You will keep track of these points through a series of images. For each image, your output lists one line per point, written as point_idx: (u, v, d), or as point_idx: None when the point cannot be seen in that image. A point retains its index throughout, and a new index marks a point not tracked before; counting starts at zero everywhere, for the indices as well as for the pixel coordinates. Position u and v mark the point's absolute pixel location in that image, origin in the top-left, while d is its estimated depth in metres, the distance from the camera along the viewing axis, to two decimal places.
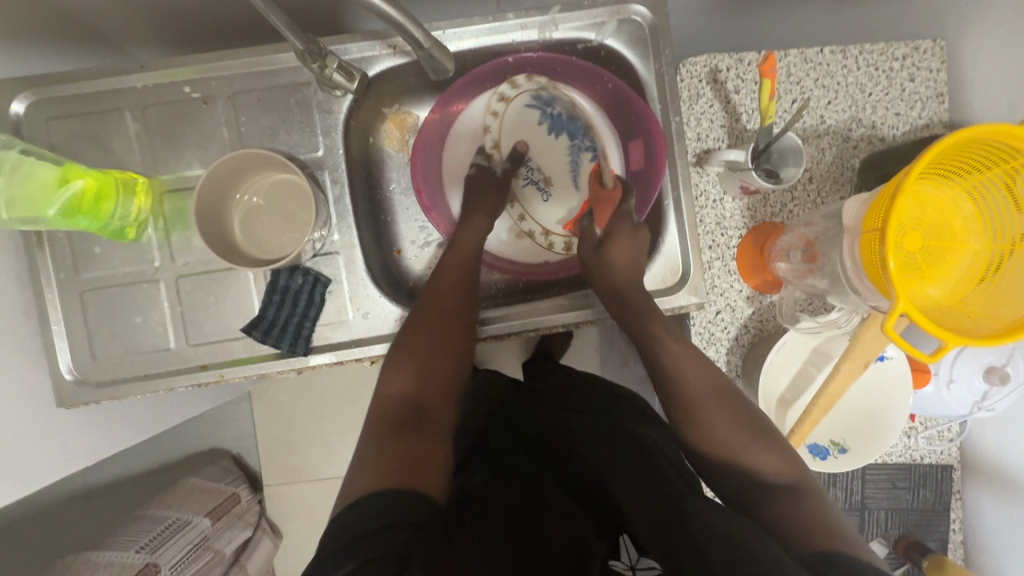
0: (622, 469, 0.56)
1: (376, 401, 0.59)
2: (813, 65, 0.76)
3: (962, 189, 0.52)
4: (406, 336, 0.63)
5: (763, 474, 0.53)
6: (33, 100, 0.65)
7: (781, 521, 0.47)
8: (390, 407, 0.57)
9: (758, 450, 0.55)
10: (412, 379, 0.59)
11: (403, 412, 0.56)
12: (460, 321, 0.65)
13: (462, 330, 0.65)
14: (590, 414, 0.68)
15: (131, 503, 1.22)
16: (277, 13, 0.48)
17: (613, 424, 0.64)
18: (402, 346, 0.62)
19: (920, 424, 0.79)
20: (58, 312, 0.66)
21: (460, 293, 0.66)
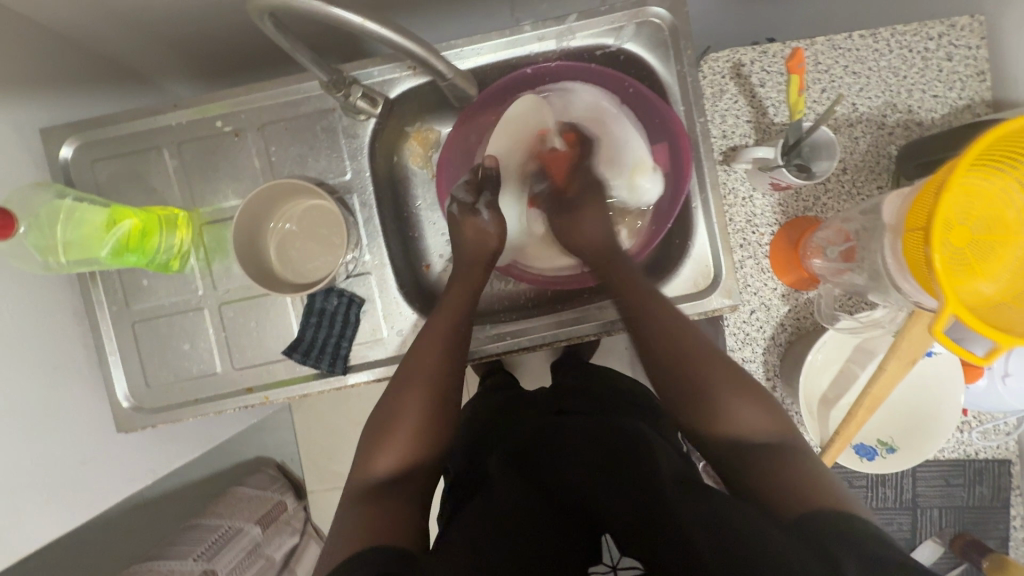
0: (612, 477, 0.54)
1: (359, 480, 0.56)
2: (841, 52, 0.74)
3: (1013, 178, 0.50)
4: (388, 406, 0.60)
5: (746, 434, 0.55)
6: (78, 144, 0.68)
7: (762, 486, 0.49)
8: (376, 481, 0.55)
9: (745, 409, 0.56)
10: (397, 450, 0.57)
11: (381, 491, 0.54)
12: (445, 388, 0.61)
13: (445, 400, 0.61)
14: (582, 413, 0.69)
15: (186, 514, 1.28)
16: (301, 52, 0.50)
17: (604, 421, 0.64)
18: (384, 417, 0.60)
19: (974, 419, 0.75)
20: (112, 344, 0.69)
21: (444, 359, 0.62)
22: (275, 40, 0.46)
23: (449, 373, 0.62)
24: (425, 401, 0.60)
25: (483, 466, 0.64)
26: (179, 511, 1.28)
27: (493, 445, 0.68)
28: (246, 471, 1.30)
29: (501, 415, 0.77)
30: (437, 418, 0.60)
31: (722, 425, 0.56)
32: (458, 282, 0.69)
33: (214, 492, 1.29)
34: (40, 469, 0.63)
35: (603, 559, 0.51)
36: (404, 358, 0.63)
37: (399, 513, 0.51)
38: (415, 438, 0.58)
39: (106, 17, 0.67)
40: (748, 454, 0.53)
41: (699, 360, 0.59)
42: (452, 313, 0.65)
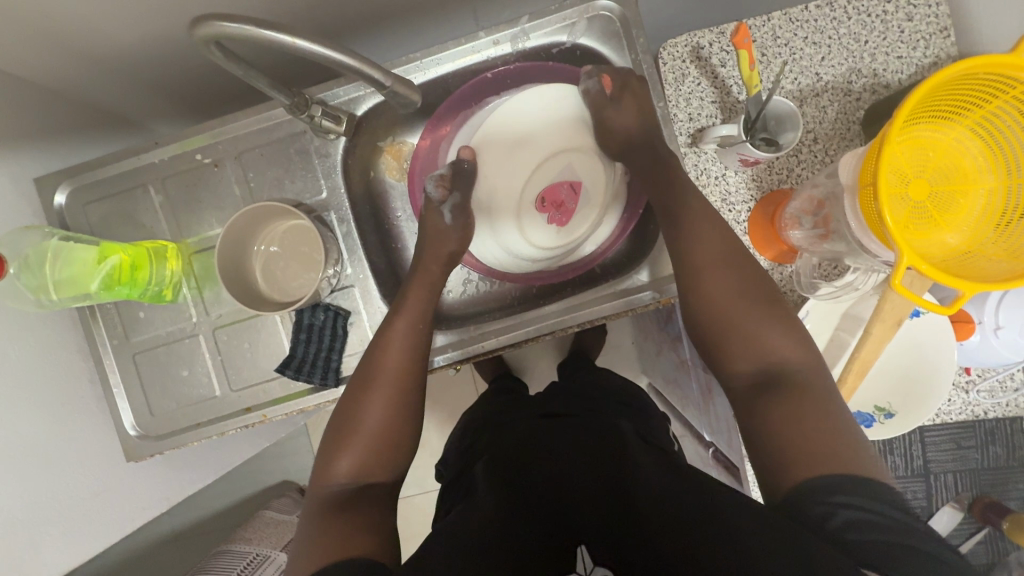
0: (595, 477, 0.57)
1: (318, 486, 0.59)
2: (799, 24, 0.74)
3: (965, 127, 0.50)
4: (348, 413, 0.62)
5: (776, 365, 0.57)
6: (71, 190, 0.72)
7: (778, 436, 0.51)
8: (334, 491, 0.57)
9: (777, 333, 0.58)
10: (354, 459, 0.59)
11: (342, 498, 0.56)
12: (404, 391, 0.64)
13: (405, 404, 0.63)
14: (568, 413, 0.73)
15: (212, 542, 1.31)
16: (259, 79, 0.52)
17: (588, 422, 0.69)
18: (344, 423, 0.62)
19: (977, 376, 0.70)
20: (115, 376, 0.72)
21: (403, 368, 0.64)
22: (228, 69, 0.49)
23: (409, 377, 0.64)
24: (383, 406, 0.62)
25: (471, 477, 0.68)
26: (206, 539, 1.31)
27: (481, 451, 0.72)
28: (266, 495, 1.32)
29: (497, 416, 0.81)
30: (396, 421, 0.62)
31: (742, 357, 0.58)
32: (418, 283, 0.70)
33: (238, 518, 1.32)
34: (55, 502, 0.66)
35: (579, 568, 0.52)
36: (364, 361, 0.65)
37: (366, 521, 0.53)
38: (373, 446, 0.60)
39: (86, 68, 0.71)
40: (766, 394, 0.55)
41: (730, 302, 0.60)
42: (410, 316, 0.67)
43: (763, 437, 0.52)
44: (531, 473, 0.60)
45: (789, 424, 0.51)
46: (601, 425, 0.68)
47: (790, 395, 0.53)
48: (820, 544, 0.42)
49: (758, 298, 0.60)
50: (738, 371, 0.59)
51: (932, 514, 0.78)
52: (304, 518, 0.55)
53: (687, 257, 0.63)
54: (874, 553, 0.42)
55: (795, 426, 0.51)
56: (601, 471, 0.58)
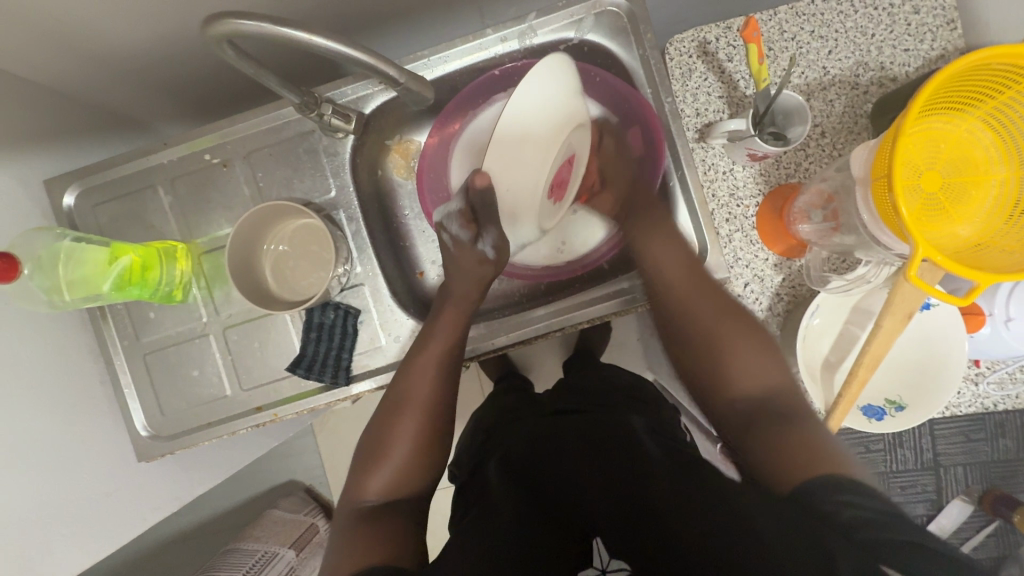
0: (607, 488, 0.57)
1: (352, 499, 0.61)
2: (806, 18, 0.74)
3: (977, 118, 0.50)
4: (383, 430, 0.64)
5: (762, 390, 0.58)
6: (80, 191, 0.72)
7: (761, 456, 0.52)
8: (367, 505, 0.59)
9: (759, 359, 0.60)
10: (387, 478, 0.61)
11: (371, 515, 0.57)
12: (435, 417, 0.65)
13: (434, 430, 0.64)
14: (585, 410, 0.73)
15: (221, 543, 1.31)
16: (269, 77, 0.52)
17: (605, 418, 0.68)
18: (377, 442, 0.64)
19: (987, 368, 0.71)
20: (126, 376, 0.73)
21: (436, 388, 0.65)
22: (240, 67, 0.49)
23: (440, 403, 0.65)
24: (415, 429, 0.63)
25: (486, 474, 0.68)
26: (214, 539, 1.31)
27: (494, 449, 0.72)
28: (273, 494, 1.32)
29: (511, 413, 0.81)
30: (427, 446, 0.64)
31: (731, 377, 0.60)
32: (450, 305, 0.69)
33: (246, 518, 1.32)
34: (68, 502, 0.66)
35: (595, 564, 0.53)
36: (396, 383, 0.66)
37: (388, 537, 0.54)
38: (405, 464, 0.62)
39: (95, 69, 0.71)
40: (762, 418, 0.55)
41: (717, 327, 0.63)
42: (445, 337, 0.67)
43: (760, 459, 0.52)
44: (544, 476, 0.63)
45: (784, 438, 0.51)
46: (616, 424, 0.67)
47: (770, 418, 0.54)
48: (837, 543, 0.41)
49: (743, 323, 0.63)
50: (733, 397, 0.59)
51: (941, 508, 0.78)
52: (337, 531, 0.57)
53: (664, 280, 0.66)
54: (893, 552, 0.39)
55: (785, 440, 0.51)
56: (614, 472, 0.57)
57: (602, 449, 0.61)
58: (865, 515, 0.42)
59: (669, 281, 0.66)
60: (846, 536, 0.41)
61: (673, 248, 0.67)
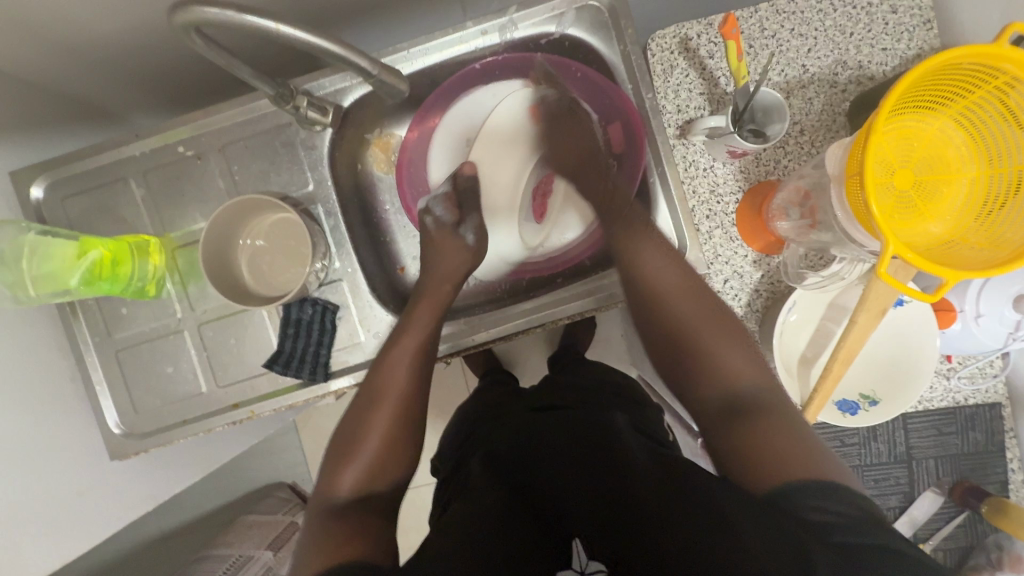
0: (585, 493, 0.56)
1: (322, 495, 0.60)
2: (786, 16, 0.74)
3: (949, 117, 0.51)
4: (354, 426, 0.64)
5: (736, 387, 0.60)
6: (48, 183, 0.70)
7: (744, 451, 0.53)
8: (337, 500, 0.58)
9: (732, 352, 0.62)
10: (359, 474, 0.60)
11: (343, 509, 0.57)
12: (408, 411, 0.65)
13: (406, 426, 0.65)
14: (566, 406, 0.73)
15: (200, 542, 1.29)
16: (241, 68, 0.51)
17: (585, 415, 0.69)
18: (348, 439, 0.63)
19: (959, 364, 0.74)
20: (98, 373, 0.71)
21: (409, 380, 0.65)
22: (209, 57, 0.48)
23: (414, 398, 0.66)
24: (389, 422, 0.64)
25: (468, 469, 0.68)
26: (194, 538, 1.29)
27: (477, 444, 0.72)
28: (254, 493, 1.31)
29: (492, 411, 0.81)
30: (397, 442, 0.63)
31: (707, 380, 0.61)
32: (426, 298, 0.70)
33: (227, 517, 1.30)
34: (38, 503, 0.64)
35: (574, 564, 0.51)
36: (371, 375, 0.66)
37: (361, 530, 0.53)
38: (377, 459, 0.62)
39: (64, 59, 0.69)
40: (739, 417, 0.56)
41: (691, 328, 0.64)
42: (419, 330, 0.67)
43: (736, 465, 0.53)
44: (526, 474, 0.61)
45: (767, 435, 0.53)
46: (598, 421, 0.67)
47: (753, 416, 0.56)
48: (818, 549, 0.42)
49: (726, 330, 0.64)
50: (709, 396, 0.61)
51: (913, 499, 0.79)
52: (305, 528, 0.56)
53: (653, 286, 0.66)
54: (868, 557, 0.41)
55: (768, 440, 0.52)
56: (591, 471, 0.58)
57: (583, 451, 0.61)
58: (842, 520, 0.44)
59: (650, 289, 0.66)
60: (827, 543, 0.43)
61: (659, 251, 0.67)
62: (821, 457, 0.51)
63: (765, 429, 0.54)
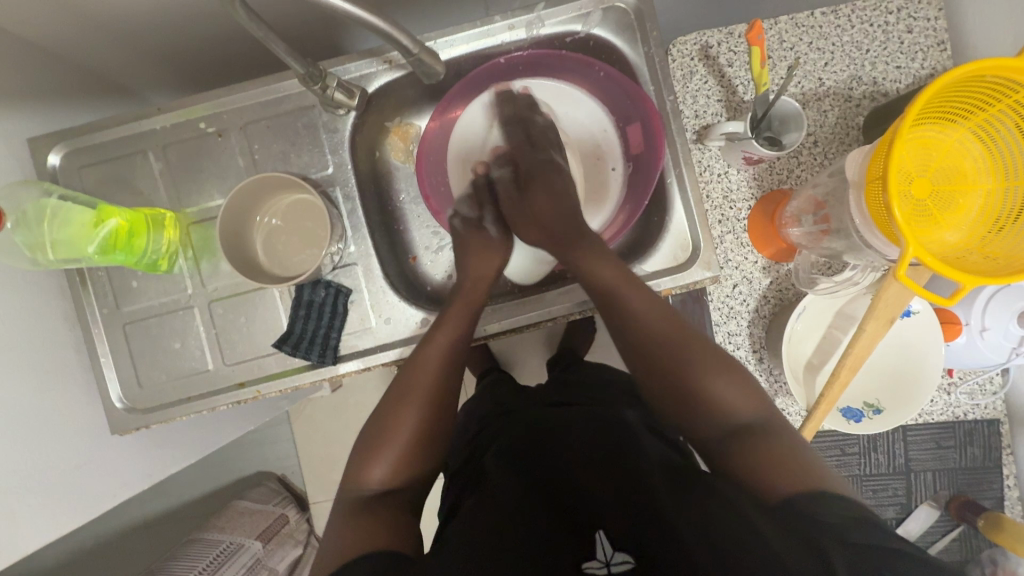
0: (605, 485, 0.56)
1: (347, 492, 0.59)
2: (805, 30, 0.76)
3: (967, 130, 0.53)
4: (384, 420, 0.62)
5: (731, 422, 0.58)
6: (66, 152, 0.69)
7: (747, 468, 0.54)
8: (365, 499, 0.57)
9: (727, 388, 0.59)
10: (388, 472, 0.59)
11: (371, 507, 0.56)
12: (437, 412, 0.63)
13: (435, 425, 0.63)
14: (576, 403, 0.73)
15: (187, 529, 1.27)
16: (277, 43, 0.51)
17: (595, 412, 0.69)
18: (377, 431, 0.61)
19: (959, 378, 0.75)
20: (104, 346, 0.70)
21: (442, 379, 0.64)
22: (250, 30, 0.48)
23: (442, 399, 0.64)
24: (419, 418, 0.62)
25: (480, 463, 0.68)
26: (182, 525, 1.27)
27: (489, 440, 0.72)
28: (245, 482, 1.29)
29: (498, 407, 0.81)
30: (428, 442, 0.62)
31: (705, 417, 0.59)
32: (458, 303, 0.69)
33: (216, 505, 1.29)
34: (38, 472, 0.63)
35: (597, 555, 0.50)
36: (404, 371, 0.64)
37: (388, 527, 0.54)
38: (408, 456, 0.60)
39: (91, 29, 0.69)
40: (741, 439, 0.56)
41: (676, 359, 0.61)
42: (450, 332, 0.66)
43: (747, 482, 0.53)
44: (547, 468, 0.61)
45: (758, 462, 0.53)
46: (610, 417, 0.68)
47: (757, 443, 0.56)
48: (838, 545, 0.42)
49: (710, 355, 0.61)
50: (703, 429, 0.59)
51: (910, 511, 0.80)
52: (333, 521, 0.56)
53: (641, 325, 0.63)
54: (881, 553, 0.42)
55: (757, 462, 0.54)
56: (605, 464, 0.58)
57: (597, 444, 0.61)
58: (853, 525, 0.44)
59: (636, 337, 0.63)
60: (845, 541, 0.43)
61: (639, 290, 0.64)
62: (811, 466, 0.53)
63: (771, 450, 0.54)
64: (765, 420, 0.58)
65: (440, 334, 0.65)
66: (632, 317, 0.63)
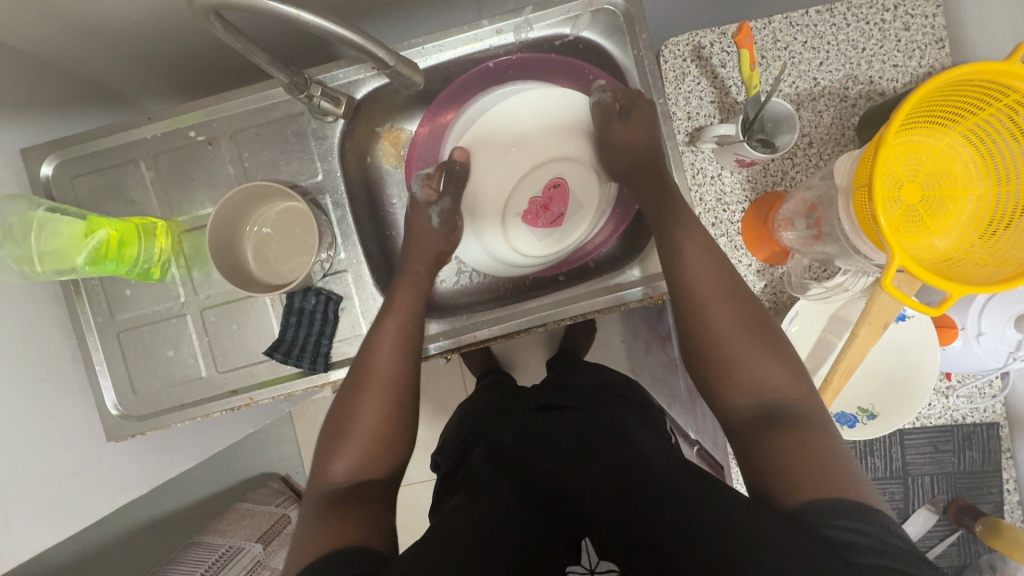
0: (595, 489, 0.56)
1: (315, 486, 0.58)
2: (799, 29, 0.74)
3: (959, 133, 0.52)
4: (342, 415, 0.62)
5: (766, 396, 0.56)
6: (58, 162, 0.70)
7: (766, 467, 0.51)
8: (333, 490, 0.56)
9: (768, 358, 0.58)
10: (354, 461, 0.58)
11: (339, 495, 0.55)
12: (396, 394, 0.63)
13: (397, 408, 0.63)
14: (571, 405, 0.73)
15: (191, 529, 1.29)
16: (259, 54, 0.51)
17: (588, 415, 0.69)
18: (339, 424, 0.62)
19: (957, 381, 0.75)
20: (99, 354, 0.71)
21: (398, 364, 0.65)
22: (228, 43, 0.48)
23: (401, 380, 0.64)
24: (378, 405, 0.62)
25: (468, 465, 0.68)
26: (185, 526, 1.29)
27: (478, 442, 0.72)
28: (247, 483, 1.30)
29: (489, 410, 0.81)
30: (390, 427, 0.62)
31: (744, 394, 0.57)
32: (406, 282, 0.70)
33: (219, 506, 1.30)
34: (33, 480, 0.64)
35: (583, 561, 0.56)
36: (358, 364, 0.65)
37: (362, 516, 0.52)
38: (371, 444, 0.60)
39: (81, 39, 0.69)
40: (763, 428, 0.54)
41: (727, 331, 0.60)
42: (399, 314, 0.67)
43: (770, 485, 0.50)
44: (536, 467, 0.61)
45: (785, 452, 0.50)
46: (599, 420, 0.68)
47: (795, 428, 0.53)
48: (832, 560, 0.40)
49: (748, 316, 0.61)
50: (737, 406, 0.57)
51: (907, 516, 0.79)
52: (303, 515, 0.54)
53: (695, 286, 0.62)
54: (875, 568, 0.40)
55: (792, 451, 0.50)
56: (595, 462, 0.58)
57: (590, 447, 0.61)
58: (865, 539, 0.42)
59: (695, 297, 0.62)
60: (846, 561, 0.41)
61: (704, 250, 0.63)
62: (835, 470, 0.48)
63: (801, 442, 0.51)
64: (802, 405, 0.55)
65: (388, 319, 0.66)
66: (690, 273, 0.63)
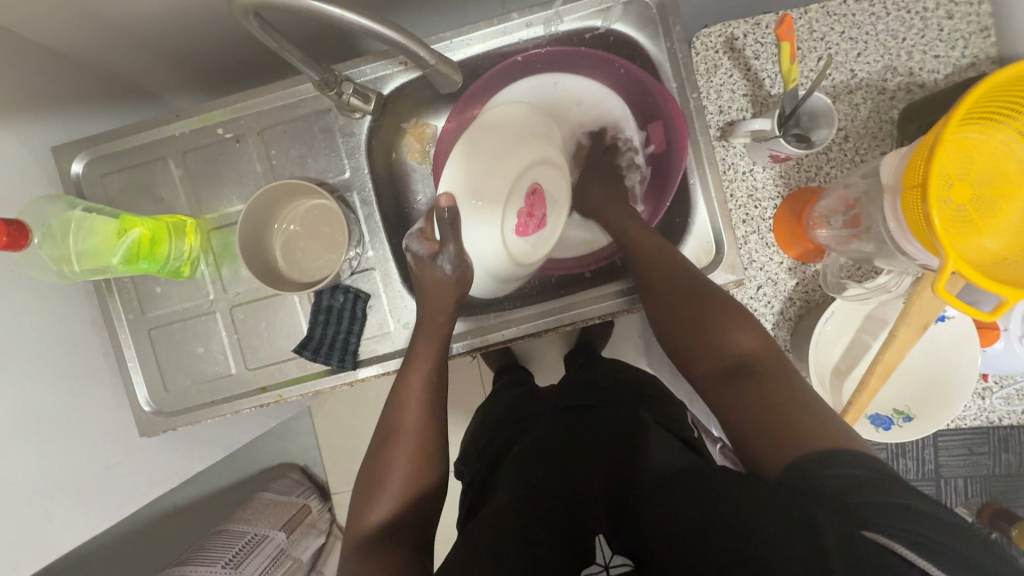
0: (612, 508, 0.55)
1: (351, 534, 0.59)
2: (837, 18, 0.72)
3: (1013, 130, 0.50)
4: (375, 466, 0.62)
5: (734, 355, 0.56)
6: (88, 160, 0.70)
7: (753, 430, 0.50)
8: (367, 538, 0.57)
9: (732, 323, 0.58)
10: (387, 511, 0.59)
11: (372, 546, 0.55)
12: (428, 449, 0.63)
13: (427, 464, 0.62)
14: (596, 406, 0.72)
15: (215, 518, 1.32)
16: (292, 51, 0.51)
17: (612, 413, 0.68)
18: (371, 478, 0.61)
19: (994, 383, 0.71)
20: (131, 350, 0.72)
21: (424, 416, 0.64)
22: (263, 40, 0.47)
23: (430, 436, 0.64)
24: (409, 457, 0.61)
25: (496, 470, 0.67)
26: (209, 515, 1.32)
27: (502, 449, 0.72)
28: (269, 474, 1.32)
29: (514, 409, 0.81)
30: (422, 475, 0.61)
31: (711, 353, 0.58)
32: (423, 328, 0.67)
33: (242, 495, 1.33)
34: (69, 474, 0.65)
35: (597, 559, 0.52)
36: (386, 413, 0.65)
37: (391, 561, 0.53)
38: (403, 493, 0.60)
39: (109, 36, 0.69)
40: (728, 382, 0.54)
41: (682, 288, 0.62)
42: (423, 363, 0.65)
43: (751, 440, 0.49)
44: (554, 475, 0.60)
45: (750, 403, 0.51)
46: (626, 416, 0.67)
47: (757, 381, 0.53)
48: (825, 515, 0.39)
49: (704, 289, 0.61)
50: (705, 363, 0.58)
51: None
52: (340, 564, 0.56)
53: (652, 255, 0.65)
54: (875, 515, 0.38)
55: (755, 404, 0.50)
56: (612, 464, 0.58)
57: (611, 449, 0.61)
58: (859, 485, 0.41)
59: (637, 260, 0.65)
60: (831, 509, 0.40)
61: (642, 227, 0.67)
62: (819, 425, 0.47)
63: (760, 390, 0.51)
64: (770, 360, 0.55)
65: (413, 371, 0.65)
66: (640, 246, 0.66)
